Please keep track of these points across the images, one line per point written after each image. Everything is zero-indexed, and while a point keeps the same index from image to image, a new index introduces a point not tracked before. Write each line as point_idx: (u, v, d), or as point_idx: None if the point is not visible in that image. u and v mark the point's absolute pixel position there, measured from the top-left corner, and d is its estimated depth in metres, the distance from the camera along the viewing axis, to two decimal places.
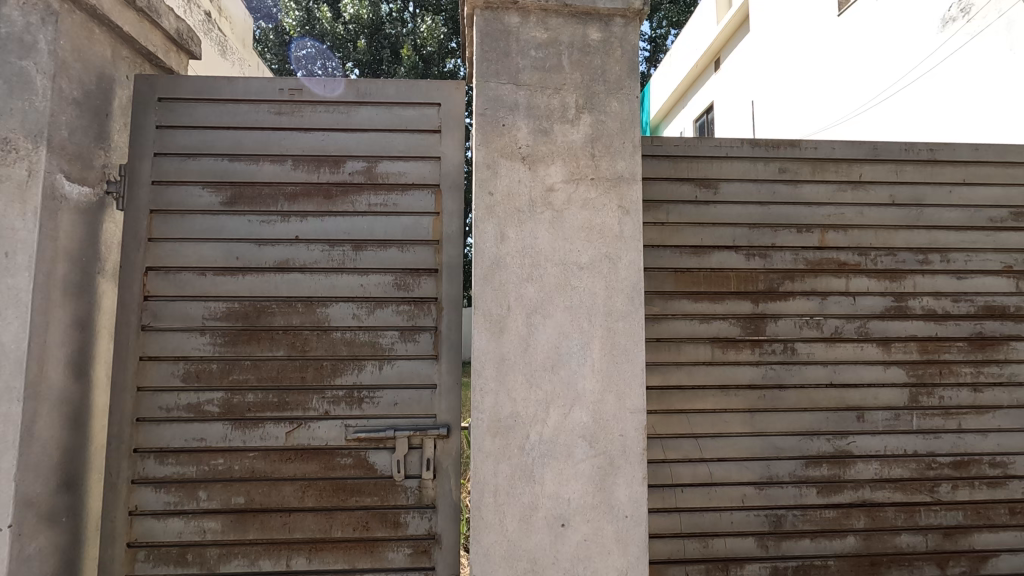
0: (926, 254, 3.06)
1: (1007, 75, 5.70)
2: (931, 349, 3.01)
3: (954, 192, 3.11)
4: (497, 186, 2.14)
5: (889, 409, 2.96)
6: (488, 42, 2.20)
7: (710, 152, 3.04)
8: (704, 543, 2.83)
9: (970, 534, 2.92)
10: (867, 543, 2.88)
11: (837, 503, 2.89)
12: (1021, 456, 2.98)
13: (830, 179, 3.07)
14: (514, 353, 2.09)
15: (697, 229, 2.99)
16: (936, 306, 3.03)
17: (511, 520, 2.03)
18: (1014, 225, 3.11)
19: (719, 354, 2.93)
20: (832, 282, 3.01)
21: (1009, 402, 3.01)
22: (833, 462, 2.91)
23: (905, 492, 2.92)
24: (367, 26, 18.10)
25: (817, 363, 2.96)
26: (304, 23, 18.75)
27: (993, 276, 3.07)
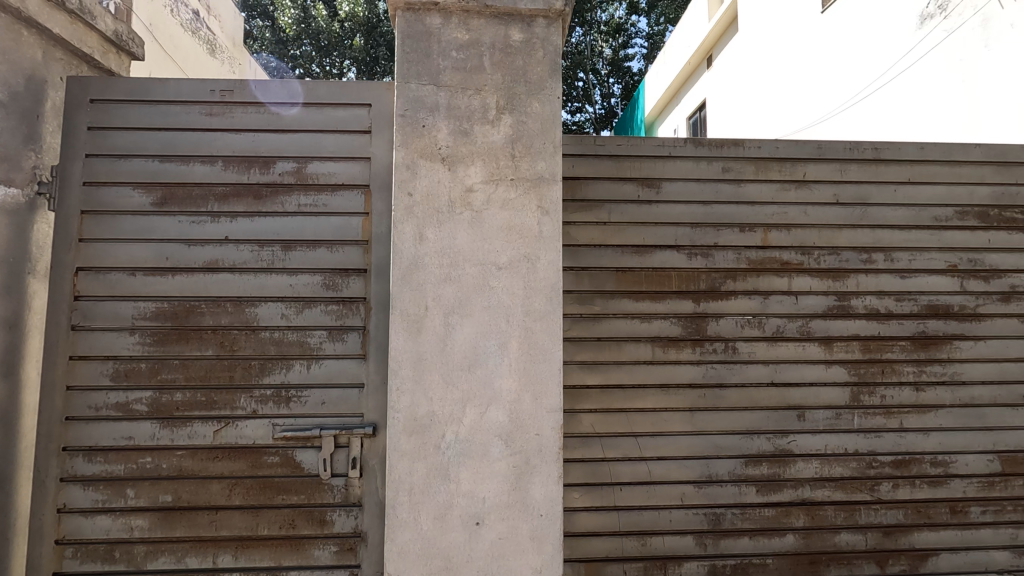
0: (869, 253, 3.07)
1: (982, 73, 5.71)
2: (874, 349, 3.02)
3: (899, 191, 3.11)
4: (416, 187, 2.16)
5: (830, 407, 2.97)
6: (410, 42, 2.21)
7: (654, 151, 3.05)
8: (643, 541, 2.84)
9: (910, 532, 2.93)
10: (806, 541, 2.89)
11: (777, 501, 2.91)
12: (962, 455, 2.99)
13: (774, 179, 3.07)
14: (431, 353, 2.11)
15: (639, 228, 2.99)
16: (879, 305, 3.04)
17: (425, 518, 2.05)
18: (959, 224, 3.12)
19: (660, 353, 2.94)
20: (775, 281, 3.01)
21: (952, 401, 3.01)
22: (773, 461, 2.92)
23: (846, 491, 2.93)
24: (364, 26, 18.19)
25: (759, 362, 2.97)
26: (301, 23, 18.54)
27: (937, 275, 3.08)
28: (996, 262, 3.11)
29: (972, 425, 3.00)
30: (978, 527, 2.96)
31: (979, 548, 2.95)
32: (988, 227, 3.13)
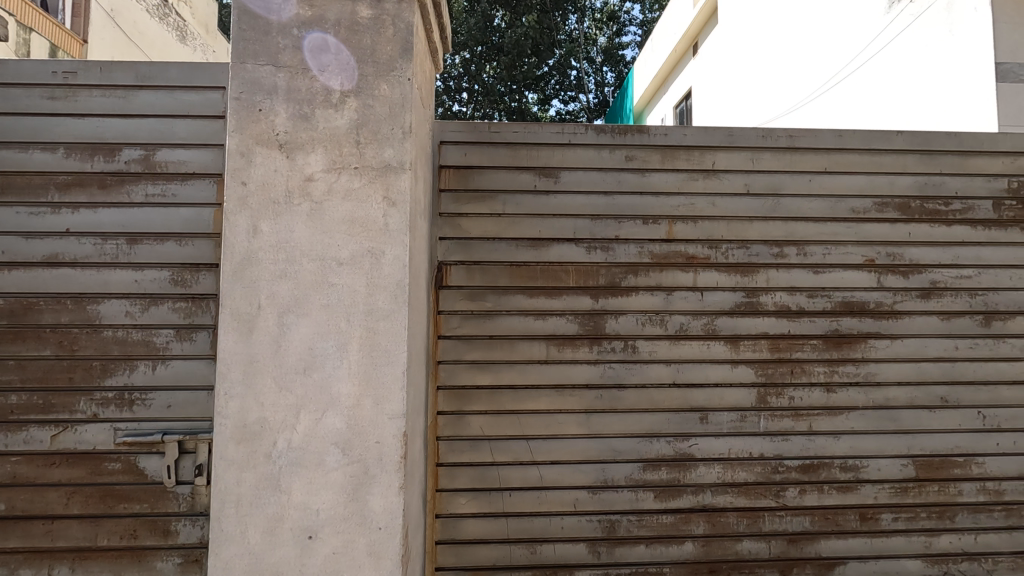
0: (781, 247, 2.90)
1: (948, 59, 5.49)
2: (783, 348, 2.86)
3: (815, 181, 2.94)
4: (251, 176, 2.01)
5: (734, 409, 2.82)
6: (246, 19, 2.04)
7: (553, 138, 2.88)
8: (532, 549, 2.71)
9: (817, 540, 2.80)
10: (706, 549, 2.76)
11: (676, 508, 2.77)
12: (875, 459, 2.84)
13: (681, 168, 2.90)
14: (264, 355, 1.96)
15: (535, 221, 2.84)
16: (790, 302, 2.88)
17: (254, 532, 1.91)
18: (878, 216, 2.94)
19: (555, 352, 2.79)
20: (679, 276, 2.86)
21: (865, 403, 2.86)
22: (673, 465, 2.78)
23: (749, 497, 2.79)
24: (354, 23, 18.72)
25: (660, 362, 2.82)
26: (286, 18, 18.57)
27: (854, 270, 2.91)
28: (916, 256, 2.94)
29: (886, 428, 2.85)
30: (889, 535, 2.82)
31: (890, 557, 2.81)
32: (910, 219, 2.95)
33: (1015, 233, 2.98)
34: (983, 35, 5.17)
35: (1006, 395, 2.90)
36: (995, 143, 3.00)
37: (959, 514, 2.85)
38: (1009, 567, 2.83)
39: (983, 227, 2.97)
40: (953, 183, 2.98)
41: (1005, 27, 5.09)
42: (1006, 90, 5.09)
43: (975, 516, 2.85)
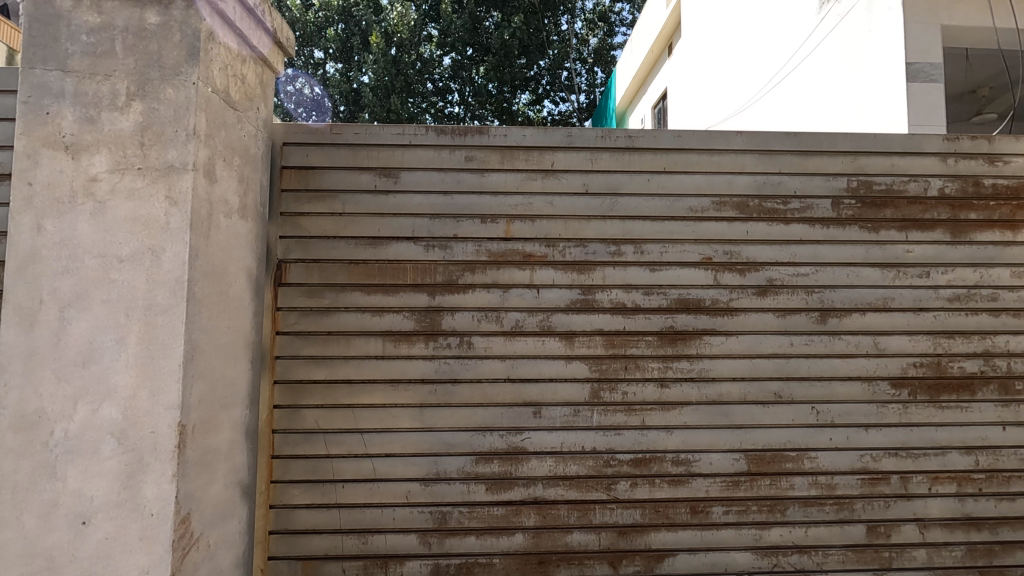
0: (618, 245, 2.96)
1: (867, 59, 5.53)
2: (618, 344, 2.92)
3: (653, 181, 3.00)
4: (37, 176, 2.08)
5: (567, 404, 2.89)
6: (37, 25, 2.11)
7: (394, 140, 2.95)
8: (364, 540, 2.79)
9: (646, 533, 2.86)
10: (535, 541, 2.82)
11: (506, 500, 2.84)
12: (707, 453, 2.90)
13: (520, 168, 2.97)
14: (44, 348, 2.05)
15: (374, 220, 2.92)
16: (625, 299, 2.94)
17: (29, 517, 2.00)
18: (716, 215, 3.00)
19: (390, 348, 2.87)
20: (516, 274, 2.93)
21: (698, 398, 2.92)
22: (505, 458, 2.85)
23: (580, 490, 2.85)
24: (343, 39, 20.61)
25: (494, 358, 2.89)
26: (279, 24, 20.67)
27: (690, 268, 2.97)
28: (753, 254, 2.99)
29: (719, 423, 2.91)
30: (719, 528, 2.88)
31: (720, 549, 2.87)
32: (748, 218, 3.01)
33: (852, 232, 3.03)
34: (895, 36, 5.20)
35: (839, 391, 2.96)
36: (834, 144, 3.06)
37: (789, 508, 2.91)
38: (838, 560, 2.89)
39: (821, 225, 3.03)
40: (792, 182, 3.04)
41: (914, 29, 5.14)
42: (916, 91, 5.13)
43: (806, 509, 2.91)
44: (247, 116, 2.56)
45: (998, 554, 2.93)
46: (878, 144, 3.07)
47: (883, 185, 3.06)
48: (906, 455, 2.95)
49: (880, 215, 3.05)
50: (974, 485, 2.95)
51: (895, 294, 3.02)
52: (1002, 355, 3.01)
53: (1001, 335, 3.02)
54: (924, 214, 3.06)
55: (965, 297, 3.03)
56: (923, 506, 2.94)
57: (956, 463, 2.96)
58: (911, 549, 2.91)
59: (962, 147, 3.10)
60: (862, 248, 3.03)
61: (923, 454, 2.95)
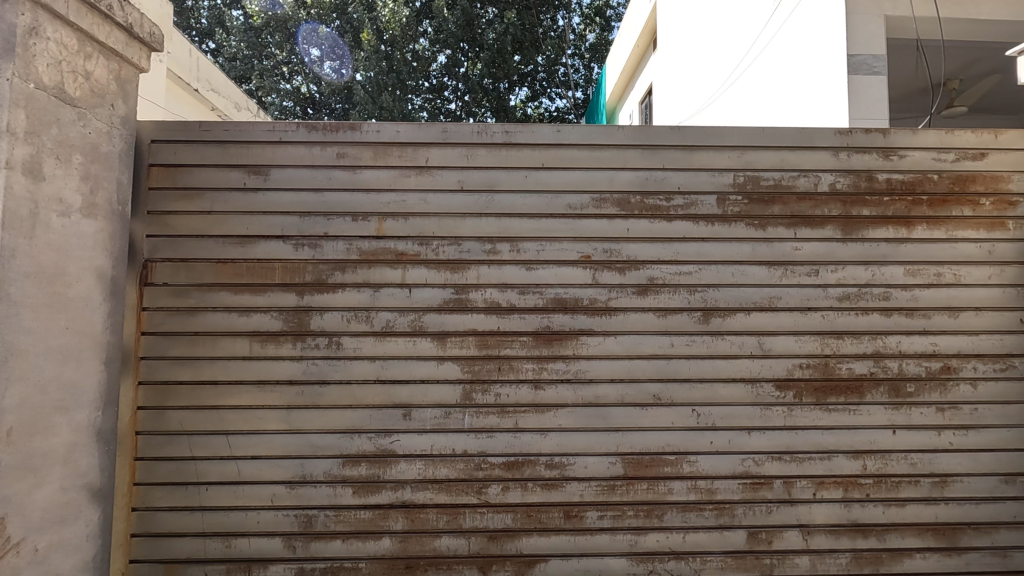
0: (494, 243, 2.89)
1: (812, 53, 5.40)
2: (491, 344, 2.85)
3: (531, 177, 2.92)
4: None
5: (439, 406, 2.82)
6: None
7: (263, 136, 2.89)
8: (227, 543, 2.74)
9: (518, 538, 2.79)
10: (403, 545, 2.77)
11: (374, 503, 2.78)
12: (582, 457, 2.83)
13: (393, 165, 2.90)
14: None
15: (243, 218, 2.86)
16: (500, 299, 2.87)
17: None
18: (596, 212, 2.92)
19: (257, 348, 2.82)
20: (387, 273, 2.86)
21: (574, 400, 2.84)
22: (372, 461, 2.79)
23: (450, 493, 2.79)
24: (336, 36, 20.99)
25: (364, 359, 2.83)
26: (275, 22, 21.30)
27: (568, 267, 2.89)
28: (634, 253, 2.91)
29: (595, 426, 2.84)
30: (593, 534, 2.80)
31: (594, 555, 2.80)
32: (629, 215, 2.92)
33: (738, 229, 2.93)
34: (836, 29, 5.08)
35: (721, 393, 2.87)
36: (721, 138, 2.95)
37: (667, 513, 2.82)
38: (717, 566, 2.80)
39: (705, 223, 2.93)
40: (676, 178, 2.94)
41: (856, 21, 5.02)
42: (859, 85, 5.01)
43: (684, 514, 2.83)
44: (94, 113, 2.51)
45: (885, 562, 2.83)
46: (767, 139, 2.97)
47: (772, 180, 2.96)
48: (790, 459, 2.86)
49: (768, 212, 2.94)
50: (862, 490, 2.86)
51: (782, 293, 2.91)
52: (893, 356, 2.91)
53: (892, 335, 2.92)
54: (815, 211, 2.95)
55: (855, 296, 2.93)
56: (808, 511, 2.84)
57: (843, 468, 2.86)
58: (794, 556, 2.82)
59: (856, 141, 2.98)
60: (749, 245, 2.93)
61: (808, 458, 2.86)
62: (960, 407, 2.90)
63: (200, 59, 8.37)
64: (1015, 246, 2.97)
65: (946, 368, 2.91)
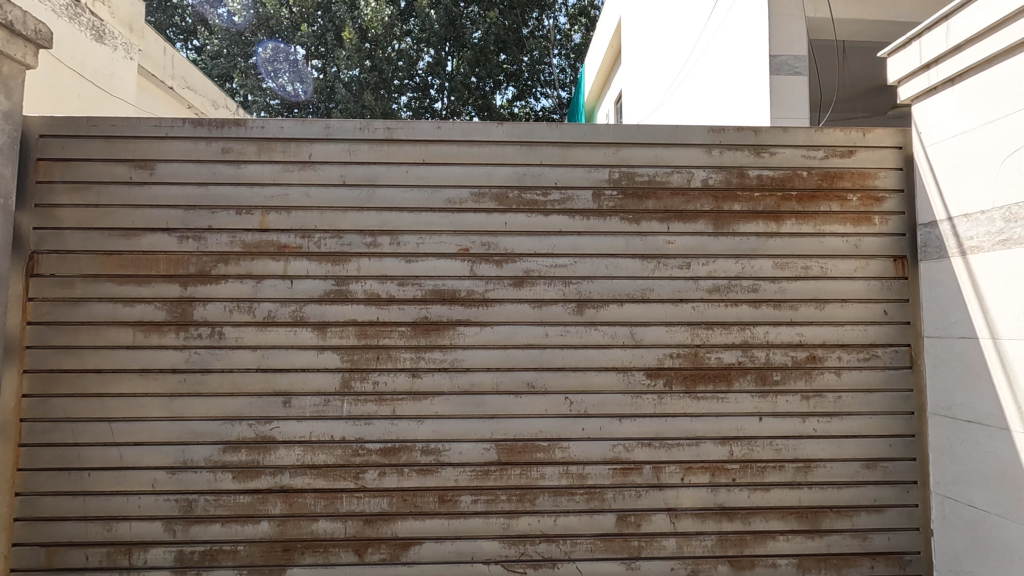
0: (375, 236, 2.98)
1: (740, 54, 5.51)
2: (370, 334, 2.94)
3: (412, 172, 3.01)
4: None
5: (318, 394, 2.91)
6: None
7: (150, 131, 2.97)
8: (108, 527, 2.82)
9: (393, 521, 2.88)
10: (280, 528, 2.86)
11: (253, 488, 2.87)
12: (457, 443, 2.92)
13: (277, 160, 2.99)
14: None
15: (129, 211, 2.94)
16: (379, 290, 2.96)
17: None
18: (474, 206, 3.01)
19: (141, 338, 2.90)
20: (270, 265, 2.95)
21: (450, 388, 2.94)
22: (252, 447, 2.88)
23: (328, 478, 2.88)
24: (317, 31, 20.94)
25: (245, 348, 2.92)
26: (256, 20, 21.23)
27: (446, 259, 2.98)
28: (511, 246, 3.00)
29: (470, 413, 2.93)
30: (466, 517, 2.90)
31: (467, 538, 2.89)
32: (507, 209, 3.01)
33: (613, 223, 3.03)
34: (759, 31, 5.19)
35: (593, 382, 2.97)
36: (596, 135, 3.05)
37: (539, 497, 2.92)
38: (587, 548, 2.91)
39: (581, 217, 3.02)
40: (553, 173, 3.04)
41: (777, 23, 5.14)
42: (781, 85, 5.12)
43: (556, 498, 2.93)
44: None
45: (749, 544, 2.95)
46: (642, 136, 3.07)
47: (646, 176, 3.06)
48: (659, 445, 2.96)
49: (642, 206, 3.05)
50: (728, 475, 2.97)
51: (654, 285, 3.02)
52: (761, 346, 3.02)
53: (760, 326, 3.03)
54: (687, 206, 3.06)
55: (725, 288, 3.03)
56: (676, 495, 2.95)
57: (710, 453, 2.97)
58: (661, 538, 2.93)
59: (728, 138, 3.09)
60: (623, 239, 3.03)
61: (677, 444, 2.96)
62: (824, 395, 3.01)
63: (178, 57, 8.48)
64: (880, 241, 3.09)
65: (811, 358, 3.03)
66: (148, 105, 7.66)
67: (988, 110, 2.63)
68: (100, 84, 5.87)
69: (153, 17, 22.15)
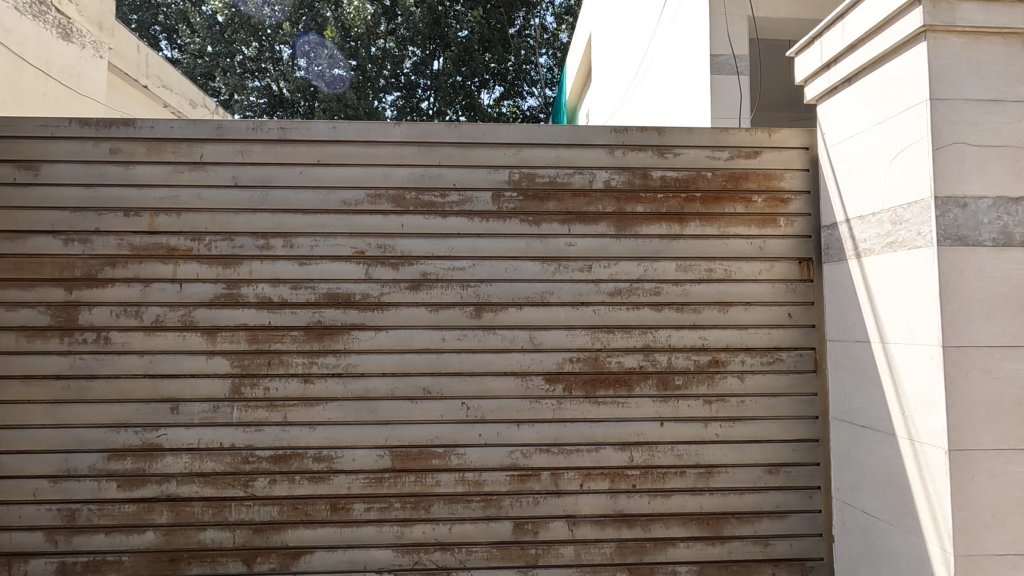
0: (267, 239, 2.91)
1: (684, 55, 5.48)
2: (261, 339, 2.88)
3: (307, 173, 2.95)
4: None
5: (207, 400, 2.85)
6: None
7: (35, 131, 2.89)
8: None
9: (283, 530, 2.82)
10: (166, 538, 2.79)
11: (139, 497, 2.80)
12: (350, 450, 2.86)
13: (167, 160, 2.92)
14: None
15: (12, 213, 2.85)
16: (272, 294, 2.90)
17: None
18: (370, 208, 2.95)
19: (24, 343, 2.81)
20: (159, 268, 2.88)
21: (344, 394, 2.87)
22: (139, 455, 2.81)
23: (216, 486, 2.82)
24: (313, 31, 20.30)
25: (133, 353, 2.84)
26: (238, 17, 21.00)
27: (340, 262, 2.92)
28: (408, 248, 2.94)
29: (363, 419, 2.87)
30: (359, 525, 2.84)
31: (359, 547, 2.83)
32: (404, 211, 2.95)
33: (513, 225, 2.98)
34: (699, 32, 5.17)
35: (491, 386, 2.91)
36: (496, 135, 3.00)
37: (434, 504, 2.87)
38: (482, 557, 2.85)
39: (480, 219, 2.97)
40: (452, 174, 2.98)
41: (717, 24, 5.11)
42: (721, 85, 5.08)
43: (451, 506, 2.87)
44: None
45: (649, 551, 2.90)
46: (543, 136, 3.02)
47: (547, 177, 3.01)
48: (558, 451, 2.91)
49: (543, 208, 2.99)
50: (628, 481, 2.92)
51: (554, 288, 2.97)
52: (663, 350, 2.98)
53: (662, 330, 2.98)
54: (589, 208, 3.00)
55: (627, 292, 2.98)
56: (574, 502, 2.90)
57: (610, 459, 2.92)
58: (559, 546, 2.88)
59: (632, 139, 3.04)
60: (523, 241, 2.98)
61: (576, 450, 2.91)
62: (727, 399, 2.97)
63: (153, 55, 8.35)
64: (786, 243, 3.05)
65: (714, 362, 2.98)
66: (119, 104, 7.48)
67: (877, 110, 2.59)
68: (73, 84, 5.42)
69: (138, 15, 21.90)
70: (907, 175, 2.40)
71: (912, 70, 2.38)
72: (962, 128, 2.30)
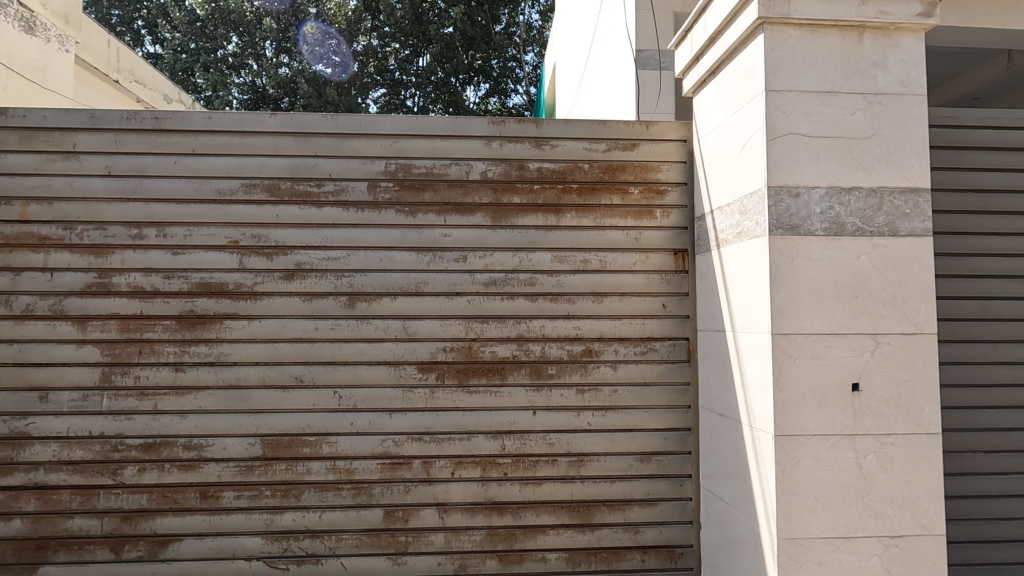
0: (140, 228, 2.92)
1: (616, 49, 5.51)
2: (132, 328, 2.89)
3: (181, 163, 2.96)
4: None
5: (77, 389, 2.86)
6: None
7: None
8: None
9: (151, 518, 2.84)
10: (33, 526, 2.80)
11: (6, 485, 2.81)
12: (220, 438, 2.88)
13: (39, 150, 2.92)
14: None
15: None
16: (144, 283, 2.91)
17: None
18: (244, 198, 2.96)
19: None
20: (29, 257, 2.88)
21: (215, 383, 2.89)
22: (6, 443, 2.81)
23: (84, 474, 2.83)
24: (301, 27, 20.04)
25: (2, 342, 2.84)
26: None
27: (213, 252, 2.93)
28: (282, 238, 2.96)
29: (234, 408, 2.89)
30: (228, 513, 2.85)
31: (228, 535, 2.85)
32: (278, 201, 2.97)
33: (388, 216, 3.00)
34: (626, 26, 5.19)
35: (363, 376, 2.93)
36: (372, 126, 3.02)
37: (304, 492, 2.89)
38: (352, 544, 2.88)
39: (355, 209, 2.99)
40: (327, 165, 3.00)
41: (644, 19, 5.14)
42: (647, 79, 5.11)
43: (321, 494, 2.89)
44: None
45: (519, 539, 2.93)
46: (420, 127, 3.03)
47: (423, 168, 3.03)
48: (429, 440, 2.93)
49: (419, 199, 3.01)
50: (499, 470, 2.95)
51: (428, 279, 2.99)
52: (537, 340, 3.01)
53: (536, 320, 3.01)
54: (465, 198, 3.03)
55: (501, 282, 3.01)
56: (445, 490, 2.93)
57: (482, 448, 2.94)
58: (429, 534, 2.91)
59: (509, 130, 3.06)
60: (398, 232, 3.00)
61: (447, 439, 2.94)
62: (599, 389, 3.00)
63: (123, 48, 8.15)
64: (661, 234, 3.08)
65: (587, 352, 3.01)
66: (88, 99, 7.30)
67: (731, 102, 2.62)
68: (35, 78, 5.18)
69: (118, 9, 21.70)
70: (750, 165, 2.43)
71: (753, 62, 2.41)
72: (797, 119, 2.34)
